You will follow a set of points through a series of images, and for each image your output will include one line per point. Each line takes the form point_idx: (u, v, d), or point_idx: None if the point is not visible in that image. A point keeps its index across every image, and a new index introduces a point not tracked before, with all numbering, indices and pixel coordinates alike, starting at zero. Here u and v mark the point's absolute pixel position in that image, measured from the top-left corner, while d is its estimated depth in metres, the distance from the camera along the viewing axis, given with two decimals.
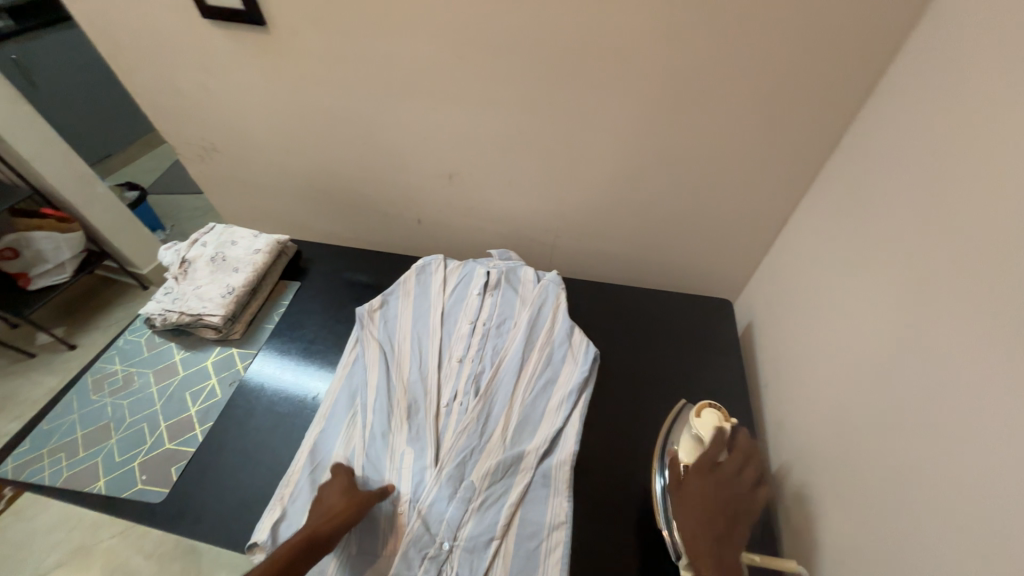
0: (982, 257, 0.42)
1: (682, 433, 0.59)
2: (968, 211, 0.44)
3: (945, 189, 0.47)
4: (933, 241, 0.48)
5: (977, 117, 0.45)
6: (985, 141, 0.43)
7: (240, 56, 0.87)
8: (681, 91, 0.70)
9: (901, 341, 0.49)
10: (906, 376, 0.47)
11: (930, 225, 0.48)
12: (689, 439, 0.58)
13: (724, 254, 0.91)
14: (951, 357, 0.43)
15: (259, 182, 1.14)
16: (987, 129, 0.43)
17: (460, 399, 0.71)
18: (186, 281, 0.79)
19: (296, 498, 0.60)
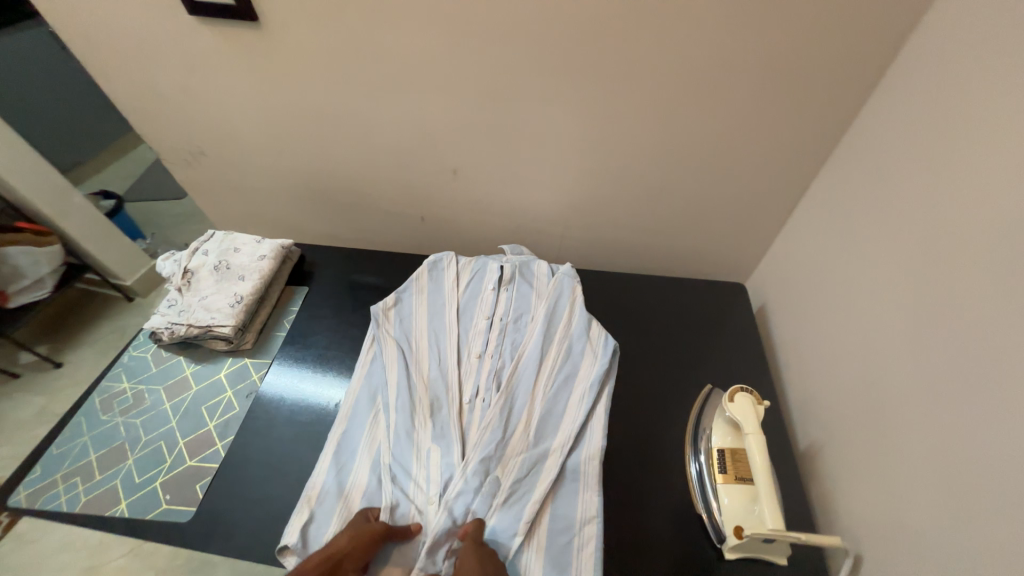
0: (1011, 231, 0.42)
1: (715, 418, 0.61)
2: (994, 187, 0.45)
3: (967, 167, 0.48)
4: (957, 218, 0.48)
5: (1002, 93, 0.45)
6: (1011, 117, 0.44)
7: (228, 56, 0.83)
8: (692, 76, 0.70)
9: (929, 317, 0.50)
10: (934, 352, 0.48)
11: (953, 203, 0.49)
12: (724, 423, 0.59)
13: (732, 240, 0.92)
14: (981, 333, 0.44)
15: (253, 186, 1.10)
16: (1012, 106, 0.44)
17: (481, 395, 0.69)
18: (190, 292, 0.76)
19: (324, 500, 0.59)
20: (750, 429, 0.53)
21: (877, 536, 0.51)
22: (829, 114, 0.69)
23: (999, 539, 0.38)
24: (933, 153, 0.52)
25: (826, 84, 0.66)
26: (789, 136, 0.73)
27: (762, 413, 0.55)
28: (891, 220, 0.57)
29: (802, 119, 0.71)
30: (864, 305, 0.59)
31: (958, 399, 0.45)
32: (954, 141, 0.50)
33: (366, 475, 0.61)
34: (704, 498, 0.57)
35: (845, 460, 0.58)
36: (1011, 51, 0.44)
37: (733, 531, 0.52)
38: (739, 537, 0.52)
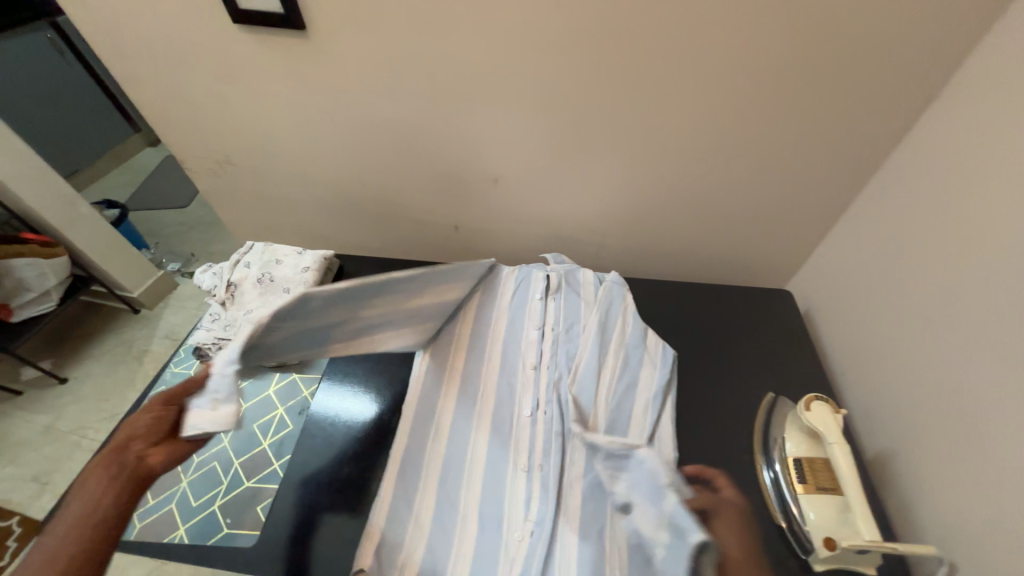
0: None
1: (788, 426, 0.62)
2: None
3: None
4: None
5: None
6: None
7: (271, 64, 0.82)
8: (749, 87, 0.70)
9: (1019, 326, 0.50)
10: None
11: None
12: (801, 433, 0.60)
13: (775, 247, 0.92)
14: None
15: (281, 196, 1.08)
16: None
17: (387, 314, 0.66)
18: (234, 306, 0.74)
19: (395, 517, 0.57)
20: (833, 438, 0.55)
21: (977, 550, 0.51)
22: (884, 124, 0.70)
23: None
24: (1016, 163, 0.53)
25: (885, 94, 0.67)
26: (842, 143, 0.74)
27: (841, 423, 0.57)
28: (967, 229, 0.57)
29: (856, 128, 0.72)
30: (939, 313, 0.60)
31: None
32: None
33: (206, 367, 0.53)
34: (784, 508, 0.57)
35: (931, 471, 0.58)
36: None
37: (823, 544, 0.52)
38: (830, 549, 0.51)
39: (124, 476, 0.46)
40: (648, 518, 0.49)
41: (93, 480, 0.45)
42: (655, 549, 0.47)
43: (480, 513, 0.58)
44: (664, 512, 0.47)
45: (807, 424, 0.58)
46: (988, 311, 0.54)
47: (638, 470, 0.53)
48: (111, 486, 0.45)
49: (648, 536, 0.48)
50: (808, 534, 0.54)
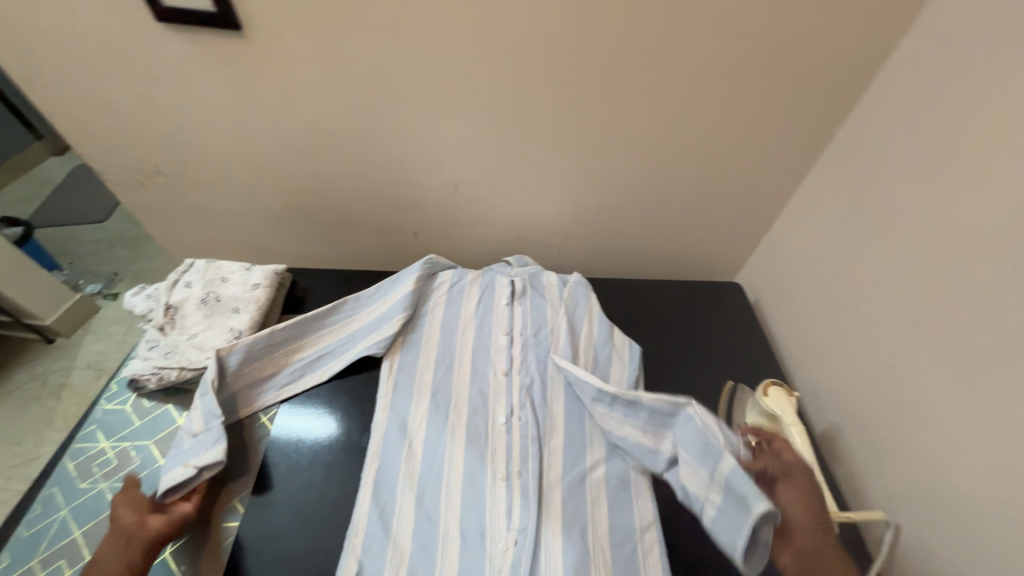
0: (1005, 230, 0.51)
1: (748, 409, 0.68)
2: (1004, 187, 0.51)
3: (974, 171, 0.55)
4: (957, 217, 0.56)
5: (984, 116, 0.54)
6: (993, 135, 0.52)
7: (211, 66, 0.76)
8: (700, 90, 0.74)
9: (939, 308, 0.57)
10: (949, 337, 0.55)
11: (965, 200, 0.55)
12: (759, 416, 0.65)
13: (723, 243, 0.98)
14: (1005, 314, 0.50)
15: (221, 208, 1.00)
16: (995, 126, 0.52)
17: (331, 344, 0.73)
18: (175, 330, 0.68)
19: (373, 541, 0.55)
20: (791, 420, 0.61)
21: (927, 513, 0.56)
22: (816, 126, 0.77)
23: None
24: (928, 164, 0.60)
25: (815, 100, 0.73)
26: (779, 145, 0.80)
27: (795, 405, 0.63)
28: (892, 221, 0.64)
29: (791, 131, 0.78)
30: (874, 296, 0.66)
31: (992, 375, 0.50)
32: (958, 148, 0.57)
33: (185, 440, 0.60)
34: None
35: (875, 441, 0.64)
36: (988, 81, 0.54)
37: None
38: None
39: (134, 543, 0.51)
40: (697, 476, 0.53)
41: (106, 555, 0.50)
42: (707, 503, 0.51)
43: (459, 525, 0.57)
44: (717, 476, 0.50)
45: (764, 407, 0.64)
46: (912, 294, 0.60)
47: (688, 426, 0.55)
48: (126, 551, 0.50)
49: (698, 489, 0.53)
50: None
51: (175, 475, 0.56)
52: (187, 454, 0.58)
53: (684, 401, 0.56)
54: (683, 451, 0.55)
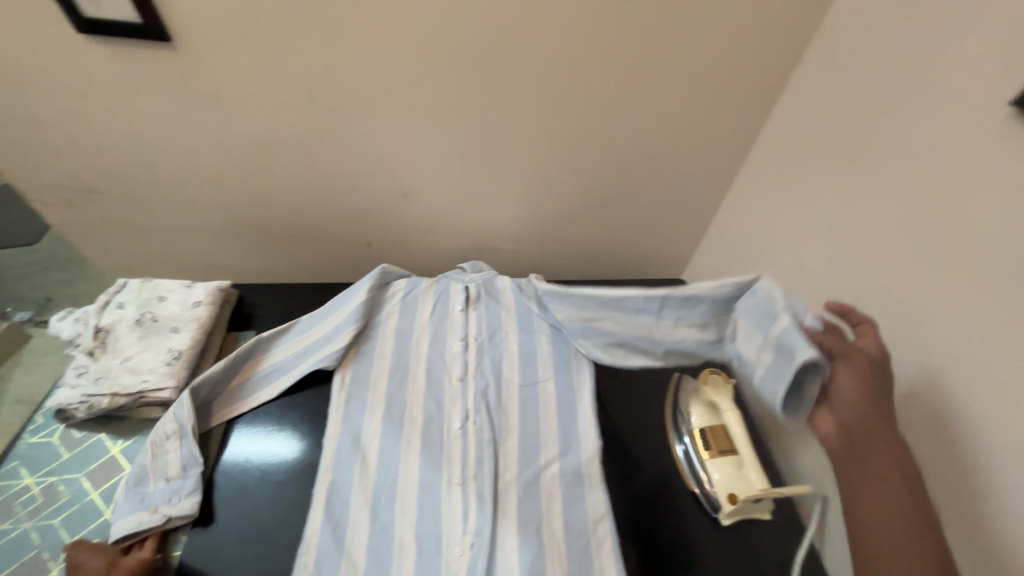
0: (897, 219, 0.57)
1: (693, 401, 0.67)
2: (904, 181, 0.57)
3: (878, 167, 0.61)
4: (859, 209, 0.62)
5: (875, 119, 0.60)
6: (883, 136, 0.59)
7: (145, 79, 0.73)
8: (640, 97, 0.79)
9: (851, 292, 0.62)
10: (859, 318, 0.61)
11: (872, 195, 0.61)
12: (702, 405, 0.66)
13: (669, 242, 1.03)
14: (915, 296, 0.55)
15: (161, 224, 0.96)
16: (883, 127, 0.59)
17: (280, 361, 0.71)
18: (108, 355, 0.64)
19: (325, 557, 0.54)
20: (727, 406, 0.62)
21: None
22: (743, 130, 0.83)
23: (960, 457, 0.49)
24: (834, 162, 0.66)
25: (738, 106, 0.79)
26: (711, 148, 0.86)
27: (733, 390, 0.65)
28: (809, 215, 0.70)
29: (720, 135, 0.84)
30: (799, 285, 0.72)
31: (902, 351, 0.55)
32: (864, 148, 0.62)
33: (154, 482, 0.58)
34: (694, 474, 0.63)
35: None
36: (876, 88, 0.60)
37: (727, 500, 0.59)
38: (733, 503, 0.59)
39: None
40: (752, 343, 0.52)
41: None
42: (757, 367, 0.51)
43: (414, 534, 0.56)
44: (771, 335, 0.50)
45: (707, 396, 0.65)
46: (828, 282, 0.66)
47: (751, 300, 0.54)
48: None
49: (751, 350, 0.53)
50: (716, 493, 0.61)
51: (139, 523, 0.55)
52: (155, 500, 0.57)
53: (750, 277, 0.54)
54: (743, 325, 0.54)
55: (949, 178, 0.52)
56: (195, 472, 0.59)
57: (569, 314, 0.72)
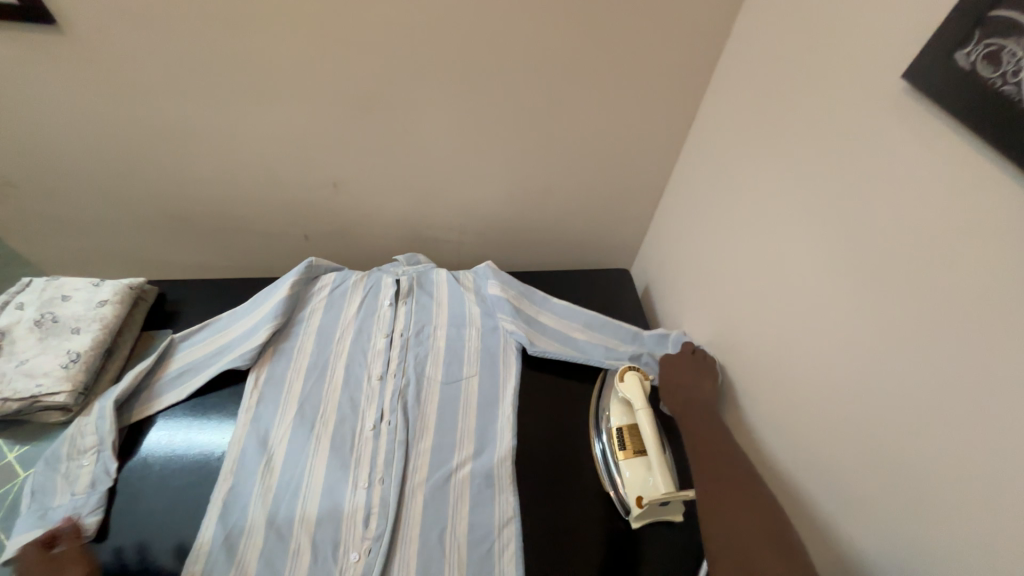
0: (807, 205, 0.53)
1: (610, 400, 0.67)
2: (809, 164, 0.53)
3: (787, 150, 0.56)
4: (775, 196, 0.58)
5: (789, 96, 0.56)
6: (795, 115, 0.55)
7: (39, 64, 0.70)
8: (562, 79, 0.75)
9: (769, 282, 0.59)
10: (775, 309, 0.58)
11: (784, 179, 0.57)
12: (619, 404, 0.66)
13: (615, 231, 0.99)
14: (818, 290, 0.51)
15: (89, 218, 0.93)
16: (794, 107, 0.55)
17: (190, 362, 0.69)
18: (2, 358, 0.62)
19: (213, 567, 0.52)
20: (639, 405, 0.63)
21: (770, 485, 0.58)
22: (678, 112, 0.79)
23: (858, 458, 0.46)
24: (755, 144, 0.62)
25: (669, 84, 0.75)
26: (646, 130, 0.81)
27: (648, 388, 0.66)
28: (735, 201, 0.67)
29: (653, 116, 0.79)
30: (725, 274, 0.69)
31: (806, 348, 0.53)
32: (776, 129, 0.58)
33: (60, 496, 0.56)
34: (609, 475, 0.62)
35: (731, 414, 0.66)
36: (790, 62, 0.56)
37: (635, 502, 0.58)
38: (640, 505, 0.57)
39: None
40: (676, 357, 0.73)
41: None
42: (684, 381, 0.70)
43: (310, 541, 0.55)
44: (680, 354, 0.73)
45: (622, 394, 0.66)
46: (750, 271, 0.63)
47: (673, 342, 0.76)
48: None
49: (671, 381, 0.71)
50: (626, 495, 0.59)
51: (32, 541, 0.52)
52: (54, 516, 0.54)
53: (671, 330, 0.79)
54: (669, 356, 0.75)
55: (849, 159, 0.48)
56: (103, 489, 0.57)
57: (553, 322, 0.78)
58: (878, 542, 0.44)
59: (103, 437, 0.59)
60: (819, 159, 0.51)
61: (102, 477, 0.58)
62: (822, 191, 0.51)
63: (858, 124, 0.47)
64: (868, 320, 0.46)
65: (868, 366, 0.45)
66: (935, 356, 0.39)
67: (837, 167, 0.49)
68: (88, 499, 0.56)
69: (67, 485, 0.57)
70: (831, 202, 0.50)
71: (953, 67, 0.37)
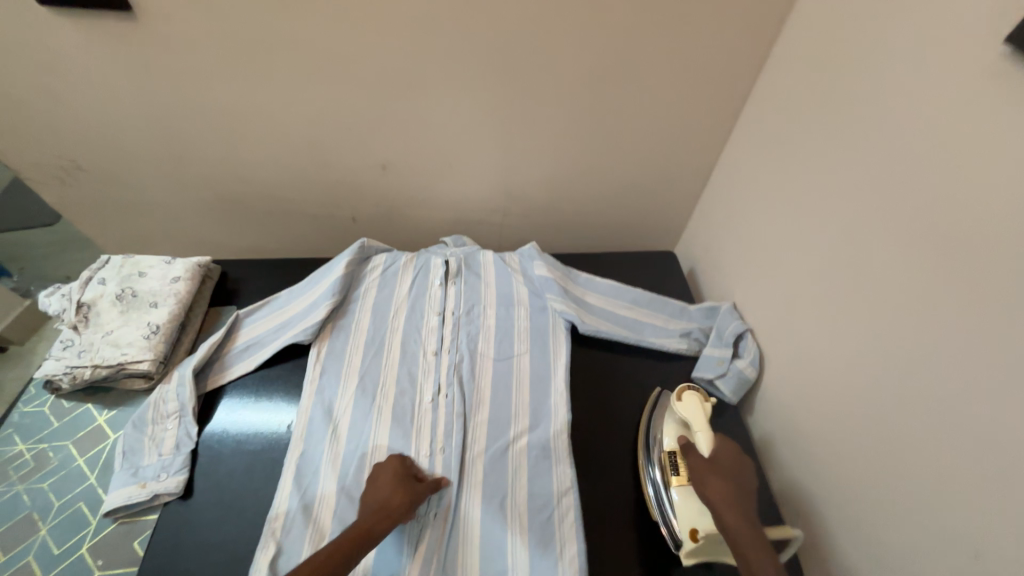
0: (869, 182, 0.52)
1: (665, 422, 0.63)
2: (874, 140, 0.52)
3: (851, 126, 0.55)
4: (836, 173, 0.57)
5: (856, 69, 0.55)
6: (862, 89, 0.54)
7: (110, 53, 0.73)
8: (610, 56, 0.74)
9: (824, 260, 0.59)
10: (830, 287, 0.57)
11: (845, 155, 0.56)
12: (674, 426, 0.62)
13: (657, 214, 0.99)
14: (879, 267, 0.51)
15: (151, 201, 0.97)
16: (862, 81, 0.54)
17: (256, 336, 0.72)
18: (90, 328, 0.66)
19: (291, 527, 0.55)
20: (699, 427, 0.59)
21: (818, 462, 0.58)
22: (729, 91, 0.77)
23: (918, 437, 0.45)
24: (817, 119, 0.61)
25: (721, 62, 0.74)
26: (695, 110, 0.80)
27: (707, 410, 0.62)
28: (791, 179, 0.65)
29: (703, 96, 0.78)
30: (777, 253, 0.68)
31: (863, 324, 0.52)
32: (841, 103, 0.57)
33: (150, 457, 0.60)
34: (659, 504, 0.58)
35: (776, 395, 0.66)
36: (859, 34, 0.54)
37: (688, 535, 0.54)
38: (694, 539, 0.53)
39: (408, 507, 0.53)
40: (727, 336, 0.72)
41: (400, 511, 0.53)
42: (740, 364, 0.70)
43: None
44: (731, 332, 0.72)
45: (679, 415, 0.62)
46: (804, 248, 0.62)
47: (721, 316, 0.76)
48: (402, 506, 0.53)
49: (713, 368, 0.72)
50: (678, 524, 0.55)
51: (130, 495, 0.57)
52: (146, 474, 0.59)
53: (721, 303, 0.77)
54: (717, 331, 0.74)
55: (921, 133, 0.47)
56: (187, 450, 0.61)
57: (601, 300, 0.79)
58: (932, 522, 0.43)
59: (183, 404, 0.63)
60: (888, 130, 0.50)
61: (184, 441, 0.62)
62: (888, 166, 0.50)
63: (938, 92, 0.45)
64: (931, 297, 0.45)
65: (931, 342, 0.45)
66: (1011, 331, 0.38)
67: (910, 138, 0.48)
68: (174, 460, 0.60)
69: (155, 446, 0.61)
70: (902, 173, 0.48)
71: None
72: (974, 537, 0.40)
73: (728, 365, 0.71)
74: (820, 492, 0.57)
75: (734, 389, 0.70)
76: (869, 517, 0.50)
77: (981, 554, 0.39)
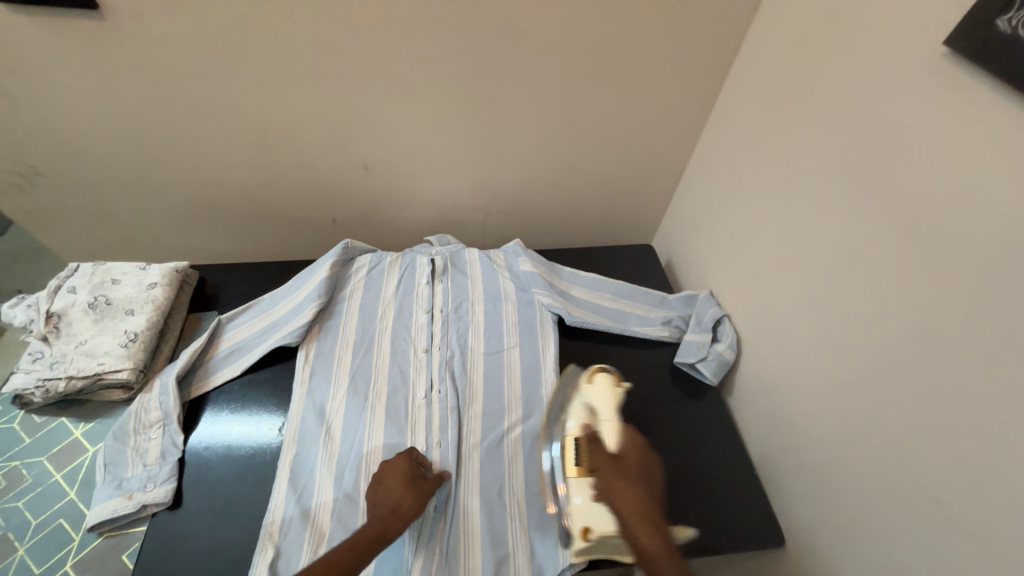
0: (831, 173, 0.57)
1: (571, 405, 0.63)
2: (834, 135, 0.56)
3: (813, 122, 0.60)
4: (800, 165, 0.62)
5: (816, 69, 0.59)
6: (822, 87, 0.58)
7: (76, 53, 0.71)
8: (589, 56, 0.76)
9: (793, 247, 0.63)
10: (799, 272, 0.62)
11: (809, 150, 0.60)
12: (581, 409, 0.61)
13: (635, 209, 1.03)
14: (843, 251, 0.55)
15: (118, 207, 0.93)
16: (821, 81, 0.58)
17: (240, 341, 0.71)
18: (61, 339, 0.64)
19: (289, 530, 0.55)
20: (604, 415, 0.59)
21: (795, 434, 0.62)
22: (701, 91, 0.82)
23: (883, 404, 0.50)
24: (781, 117, 0.65)
25: (692, 63, 0.78)
26: (669, 109, 0.84)
27: (617, 394, 0.62)
28: (760, 172, 0.70)
29: (676, 95, 0.82)
30: (749, 243, 0.73)
31: (832, 304, 0.56)
32: (803, 100, 0.61)
33: (133, 466, 0.58)
34: (556, 495, 0.58)
35: (753, 375, 0.71)
36: (817, 37, 0.59)
37: (580, 534, 0.53)
38: (585, 538, 0.53)
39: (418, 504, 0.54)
40: (706, 322, 0.76)
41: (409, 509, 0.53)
42: (720, 348, 0.74)
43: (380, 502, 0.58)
44: (710, 318, 0.76)
45: (588, 399, 0.62)
46: (774, 237, 0.67)
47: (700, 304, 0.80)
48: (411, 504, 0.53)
49: (695, 352, 0.75)
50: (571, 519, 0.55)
51: (115, 508, 0.55)
52: (131, 485, 0.57)
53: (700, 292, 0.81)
54: (696, 317, 0.78)
55: (875, 128, 0.51)
56: (174, 459, 0.60)
57: (584, 292, 0.81)
58: (902, 481, 0.47)
59: (167, 410, 0.61)
60: (848, 125, 0.54)
61: (170, 449, 0.60)
62: (847, 158, 0.55)
63: (891, 90, 0.50)
64: (890, 276, 0.50)
65: (892, 318, 0.49)
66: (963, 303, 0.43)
67: (866, 132, 0.52)
68: (161, 468, 0.59)
69: (139, 455, 0.59)
70: (863, 164, 0.53)
71: (992, 32, 0.40)
72: (936, 488, 0.44)
73: (708, 350, 0.74)
74: (798, 461, 0.61)
75: (715, 371, 0.74)
76: (841, 479, 0.55)
77: (947, 505, 0.43)
